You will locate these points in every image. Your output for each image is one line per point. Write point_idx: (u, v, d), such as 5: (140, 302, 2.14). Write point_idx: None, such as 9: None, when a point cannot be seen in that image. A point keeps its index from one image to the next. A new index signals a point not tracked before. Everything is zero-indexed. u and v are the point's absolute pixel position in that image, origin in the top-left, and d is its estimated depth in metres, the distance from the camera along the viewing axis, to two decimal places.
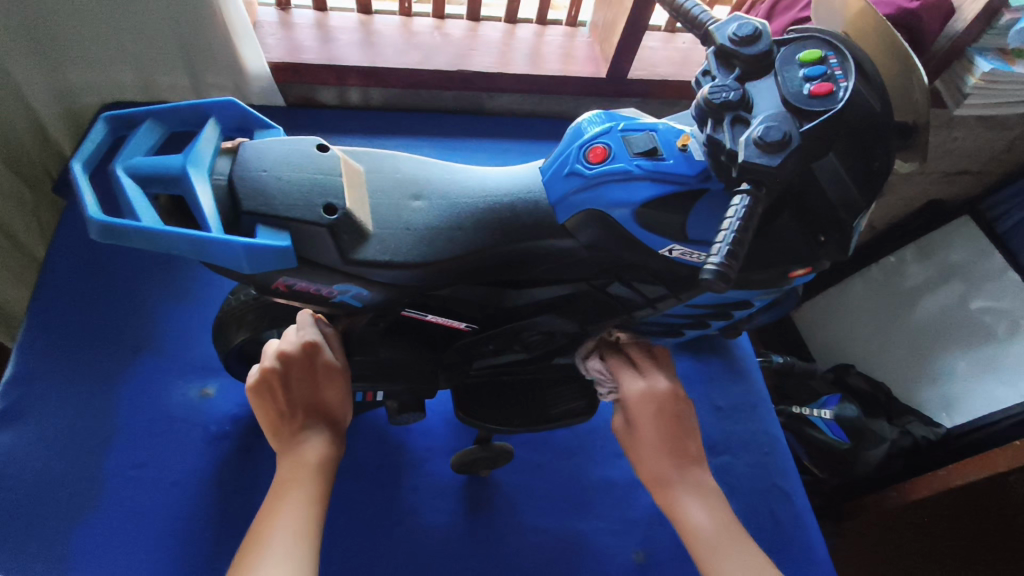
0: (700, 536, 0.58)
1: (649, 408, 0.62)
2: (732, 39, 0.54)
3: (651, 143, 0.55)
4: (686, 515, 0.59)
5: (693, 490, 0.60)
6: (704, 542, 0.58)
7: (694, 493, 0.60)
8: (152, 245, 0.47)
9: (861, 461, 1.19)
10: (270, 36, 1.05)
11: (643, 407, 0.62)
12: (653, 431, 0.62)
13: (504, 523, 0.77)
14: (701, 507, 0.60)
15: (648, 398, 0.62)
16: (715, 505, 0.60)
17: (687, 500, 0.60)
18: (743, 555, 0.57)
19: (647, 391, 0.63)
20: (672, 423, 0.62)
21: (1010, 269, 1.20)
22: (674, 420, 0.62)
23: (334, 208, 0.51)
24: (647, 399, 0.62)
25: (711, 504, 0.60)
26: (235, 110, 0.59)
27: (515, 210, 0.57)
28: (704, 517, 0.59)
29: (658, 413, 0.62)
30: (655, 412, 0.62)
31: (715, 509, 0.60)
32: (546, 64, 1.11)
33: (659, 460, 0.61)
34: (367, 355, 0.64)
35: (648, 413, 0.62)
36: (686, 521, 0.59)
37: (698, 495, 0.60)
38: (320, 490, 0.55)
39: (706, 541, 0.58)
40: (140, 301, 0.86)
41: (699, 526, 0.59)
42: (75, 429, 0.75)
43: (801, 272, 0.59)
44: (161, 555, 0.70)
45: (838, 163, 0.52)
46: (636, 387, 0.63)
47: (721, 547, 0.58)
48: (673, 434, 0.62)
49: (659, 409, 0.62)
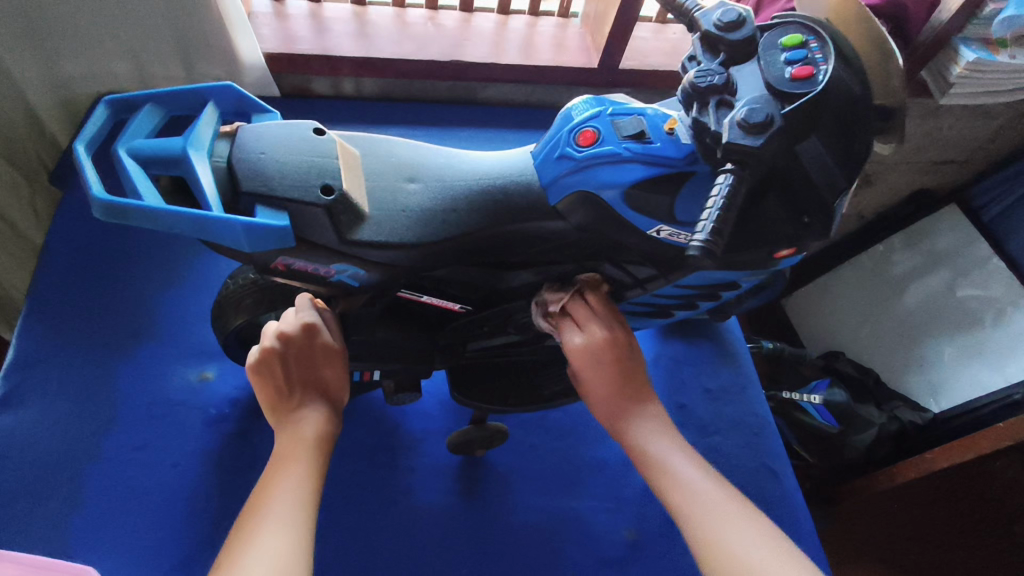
0: (653, 462, 0.57)
1: (590, 361, 0.61)
2: (717, 24, 0.55)
3: (639, 127, 0.57)
4: (638, 442, 0.59)
5: (647, 423, 0.60)
6: (655, 466, 0.57)
7: (646, 423, 0.60)
8: (154, 224, 0.48)
9: (849, 446, 1.21)
10: (265, 26, 1.06)
11: (583, 361, 0.61)
12: (601, 381, 0.61)
13: (499, 503, 0.79)
14: (654, 434, 0.59)
15: (588, 353, 0.61)
16: (669, 433, 0.59)
17: (640, 429, 0.59)
18: (695, 476, 0.55)
19: (585, 346, 0.61)
20: (617, 370, 0.61)
21: (995, 256, 1.22)
22: (618, 366, 0.61)
23: (331, 189, 0.52)
24: (586, 352, 0.60)
25: (667, 432, 0.59)
26: (233, 95, 0.60)
27: (507, 192, 0.59)
28: (655, 447, 0.58)
29: (600, 364, 0.60)
30: (595, 363, 0.60)
31: (670, 437, 0.59)
32: (538, 55, 1.12)
33: (608, 403, 0.61)
34: (364, 336, 0.66)
35: (589, 364, 0.60)
36: (640, 448, 0.58)
37: (649, 426, 0.59)
38: (318, 465, 0.56)
39: (657, 465, 0.57)
40: (139, 287, 0.87)
41: (650, 455, 0.58)
42: (77, 412, 0.77)
43: (787, 252, 0.61)
44: (163, 534, 0.72)
45: (822, 146, 0.54)
46: (575, 342, 0.61)
47: (674, 469, 0.56)
48: (619, 380, 0.61)
49: (601, 359, 0.60)
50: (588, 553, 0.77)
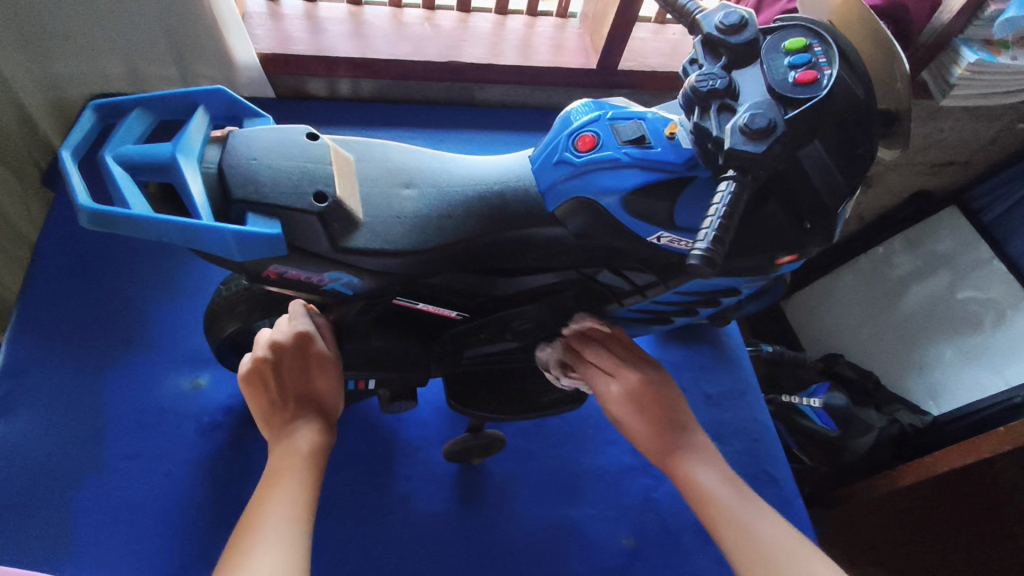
0: (706, 499, 0.56)
1: (630, 407, 0.60)
2: (719, 27, 0.54)
3: (639, 131, 0.56)
4: (695, 481, 0.57)
5: (698, 457, 0.58)
6: (707, 501, 0.56)
7: (698, 459, 0.58)
8: (142, 232, 0.47)
9: (848, 450, 1.20)
10: (259, 27, 1.04)
11: (624, 406, 0.60)
12: (642, 425, 0.60)
13: (496, 510, 0.78)
14: (709, 470, 0.57)
15: (626, 397, 0.60)
16: (717, 464, 0.58)
17: (693, 465, 0.57)
18: (737, 501, 0.55)
19: (623, 391, 0.60)
20: (660, 411, 0.60)
21: (996, 258, 1.22)
22: (660, 406, 0.60)
23: (324, 196, 0.51)
24: (624, 396, 0.60)
25: (715, 463, 0.58)
26: (224, 99, 0.59)
27: (505, 198, 0.58)
28: (714, 484, 0.56)
29: (643, 407, 0.60)
30: (637, 405, 0.60)
31: (719, 468, 0.58)
32: (536, 56, 1.11)
33: (656, 447, 0.59)
34: (358, 343, 0.65)
35: (630, 410, 0.60)
36: (697, 488, 0.56)
37: (702, 461, 0.58)
38: (311, 479, 0.55)
39: (710, 500, 0.55)
40: (131, 292, 0.86)
41: (708, 491, 0.56)
42: (68, 419, 0.76)
43: (788, 259, 0.60)
44: (154, 543, 0.71)
45: (824, 150, 0.52)
46: (612, 389, 0.61)
47: (719, 497, 0.56)
48: (662, 420, 0.59)
49: (639, 402, 0.60)
50: (586, 562, 0.76)
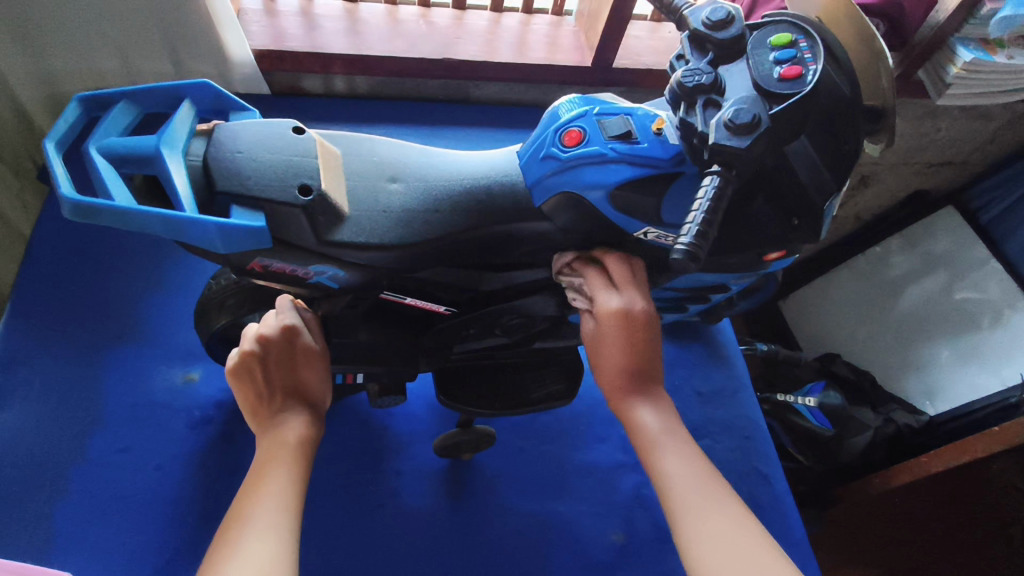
0: (648, 441, 0.55)
1: (621, 329, 0.55)
2: (705, 23, 0.54)
3: (626, 126, 0.56)
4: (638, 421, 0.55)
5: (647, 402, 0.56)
6: (652, 443, 0.55)
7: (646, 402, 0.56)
8: (125, 224, 0.47)
9: (845, 449, 1.19)
10: (254, 23, 1.04)
11: (614, 326, 0.55)
12: (618, 350, 0.55)
13: (486, 506, 0.78)
14: (656, 417, 0.56)
15: (622, 318, 0.55)
16: (667, 415, 0.56)
17: (640, 409, 0.56)
18: (696, 473, 0.53)
19: (622, 310, 0.55)
20: (642, 345, 0.56)
21: (992, 258, 1.22)
22: (643, 341, 0.56)
23: (309, 189, 0.51)
24: (617, 314, 0.55)
25: (663, 411, 0.56)
26: (211, 92, 0.59)
27: (492, 193, 0.58)
28: (656, 428, 0.55)
29: (632, 333, 0.55)
30: (628, 330, 0.55)
31: (668, 419, 0.56)
32: (531, 53, 1.11)
33: (616, 376, 0.56)
34: (347, 338, 0.64)
35: (620, 333, 0.55)
36: (637, 427, 0.55)
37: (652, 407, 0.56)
38: (300, 470, 0.55)
39: (652, 448, 0.54)
40: (124, 287, 0.86)
41: (651, 434, 0.55)
42: (59, 414, 0.76)
43: (776, 255, 0.60)
44: (144, 538, 0.71)
45: (809, 146, 0.53)
46: (612, 304, 0.55)
47: (668, 458, 0.53)
48: (638, 355, 0.56)
49: (631, 329, 0.55)
50: (575, 558, 0.76)
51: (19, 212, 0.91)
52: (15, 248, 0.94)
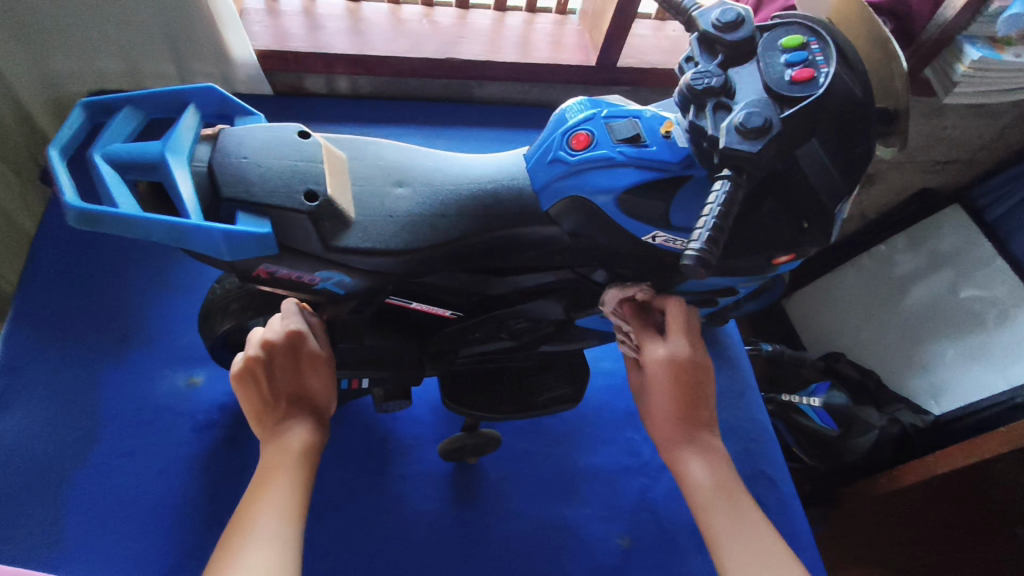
0: (702, 497, 0.56)
1: (668, 376, 0.58)
2: (715, 25, 0.53)
3: (634, 130, 0.55)
4: (688, 473, 0.57)
5: (700, 454, 0.58)
6: (703, 500, 0.56)
7: (700, 453, 0.58)
8: (130, 231, 0.47)
9: (849, 450, 1.18)
10: (257, 23, 1.04)
11: (662, 374, 0.58)
12: (667, 397, 0.58)
13: (492, 510, 0.77)
14: (709, 470, 0.57)
15: (669, 366, 0.58)
16: (720, 465, 0.58)
17: (691, 459, 0.58)
18: (751, 534, 0.54)
19: (668, 359, 0.58)
20: (689, 392, 0.58)
21: (998, 257, 1.21)
22: (692, 388, 0.58)
23: (315, 195, 0.51)
24: (665, 366, 0.58)
25: (718, 464, 0.58)
26: (215, 96, 0.59)
27: (498, 197, 0.57)
28: (708, 481, 0.56)
29: (678, 382, 0.58)
30: (674, 379, 0.58)
31: (721, 471, 0.57)
32: (535, 52, 1.10)
33: (668, 424, 0.59)
34: (352, 342, 0.64)
35: (666, 380, 0.58)
36: (688, 480, 0.57)
37: (705, 458, 0.57)
38: (304, 478, 0.55)
39: (703, 505, 0.56)
40: (128, 289, 0.86)
41: (704, 489, 0.56)
42: (65, 417, 0.76)
43: (785, 258, 0.59)
44: (150, 542, 0.71)
45: (820, 148, 0.52)
46: (658, 353, 0.58)
47: (718, 515, 0.55)
48: (686, 404, 0.58)
49: (679, 377, 0.58)
50: (580, 561, 0.75)
51: (20, 213, 0.92)
52: (19, 249, 0.94)
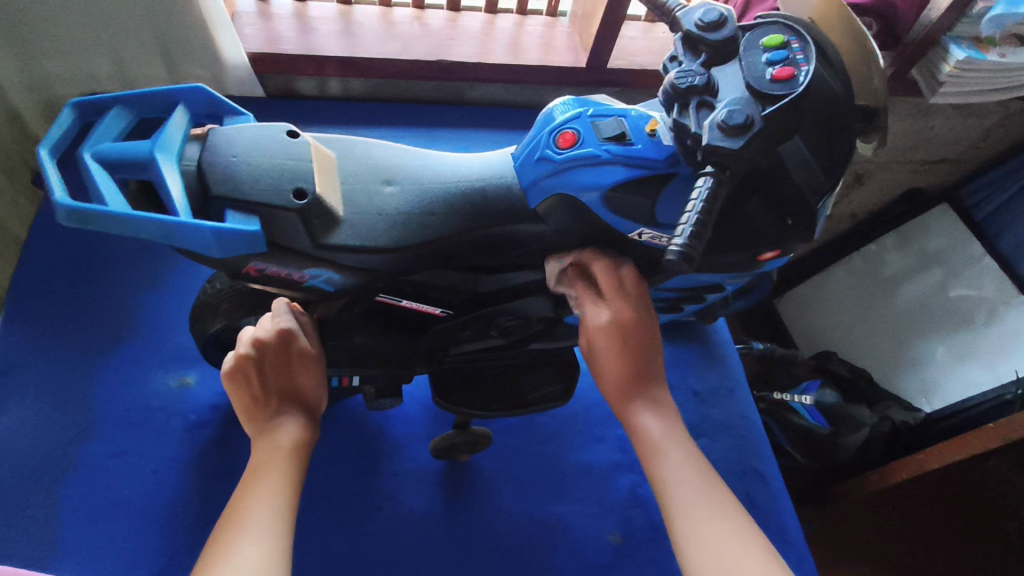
0: (654, 451, 0.55)
1: (611, 342, 0.57)
2: (698, 24, 0.54)
3: (619, 128, 0.56)
4: (640, 426, 0.56)
5: (651, 409, 0.57)
6: (655, 450, 0.55)
7: (649, 408, 0.57)
8: (120, 229, 0.48)
9: (841, 447, 1.19)
10: (249, 26, 1.04)
11: (606, 337, 0.57)
12: (612, 361, 0.57)
13: (483, 508, 0.78)
14: (661, 424, 0.56)
15: (613, 329, 0.56)
16: (671, 420, 0.57)
17: (642, 413, 0.57)
18: (700, 485, 0.53)
19: (611, 323, 0.56)
20: (635, 351, 0.57)
21: (987, 256, 1.22)
22: (638, 347, 0.57)
23: (304, 193, 0.51)
24: (608, 330, 0.56)
25: (666, 417, 0.57)
26: (205, 97, 0.59)
27: (486, 195, 0.58)
28: (658, 432, 0.56)
29: (621, 344, 0.57)
30: (618, 340, 0.57)
31: (671, 426, 0.56)
32: (525, 54, 1.11)
33: (615, 383, 0.57)
34: (341, 342, 0.64)
35: (609, 345, 0.57)
36: (639, 434, 0.56)
37: (654, 413, 0.57)
38: (295, 474, 0.55)
39: (655, 457, 0.55)
40: (120, 290, 0.86)
41: (653, 440, 0.56)
42: (55, 418, 0.76)
43: (771, 255, 0.60)
44: (142, 542, 0.71)
45: (803, 146, 0.52)
46: (601, 319, 0.57)
47: (669, 464, 0.54)
48: (633, 362, 0.57)
49: (623, 339, 0.57)
50: (572, 558, 0.76)
51: (12, 216, 0.92)
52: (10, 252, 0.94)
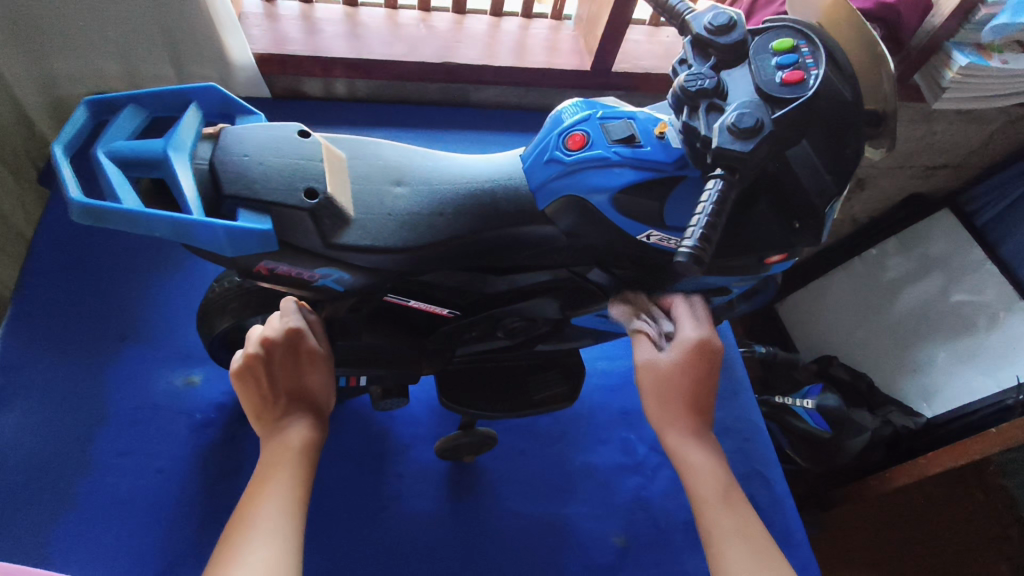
0: (697, 483, 0.57)
1: (697, 359, 0.59)
2: (707, 28, 0.55)
3: (629, 130, 0.56)
4: (688, 458, 0.58)
5: (699, 441, 0.59)
6: (700, 484, 0.57)
7: (699, 441, 0.59)
8: (134, 228, 0.48)
9: (842, 450, 1.18)
10: (255, 27, 1.05)
11: (691, 355, 0.58)
12: (687, 383, 0.59)
13: (487, 509, 0.78)
14: (707, 457, 0.58)
15: (701, 350, 0.59)
16: (715, 455, 0.59)
17: (691, 446, 0.58)
18: (741, 521, 0.55)
19: (703, 342, 0.59)
20: (704, 379, 0.59)
21: (988, 261, 1.23)
22: (708, 376, 0.59)
23: (315, 192, 0.52)
24: (703, 347, 0.58)
25: (713, 452, 0.59)
26: (217, 96, 0.59)
27: (496, 197, 0.58)
28: (705, 467, 0.57)
29: (705, 365, 0.59)
30: (700, 362, 0.59)
31: (718, 457, 0.59)
32: (530, 57, 1.11)
33: (677, 410, 0.59)
34: (350, 340, 0.65)
35: (694, 361, 0.58)
36: (686, 465, 0.58)
37: (703, 447, 0.58)
38: (305, 473, 0.55)
39: (702, 489, 0.57)
40: (126, 289, 0.86)
41: (699, 475, 0.57)
42: (61, 416, 0.76)
43: (778, 257, 0.60)
44: (147, 541, 0.71)
45: (811, 150, 0.54)
46: (693, 336, 0.59)
47: (713, 502, 0.56)
48: (704, 386, 0.59)
49: (704, 360, 0.59)
50: (577, 559, 0.76)
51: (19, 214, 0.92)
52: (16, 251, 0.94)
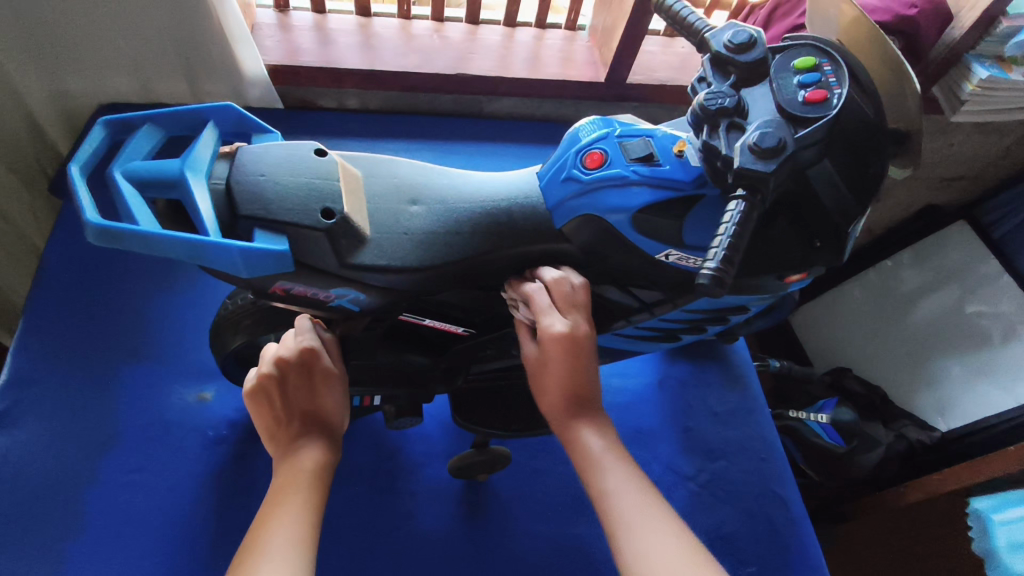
0: (590, 460, 0.54)
1: (562, 353, 0.54)
2: (727, 45, 0.54)
3: (648, 149, 0.56)
4: (580, 437, 0.55)
5: (592, 425, 0.55)
6: (590, 461, 0.54)
7: (591, 424, 0.55)
8: (148, 249, 0.47)
9: (856, 466, 1.17)
10: (269, 38, 1.05)
11: (557, 349, 0.54)
12: (559, 374, 0.55)
13: (500, 529, 0.77)
14: (603, 441, 0.55)
15: (566, 342, 0.54)
16: (611, 438, 0.55)
17: (584, 428, 0.55)
18: (640, 496, 0.52)
19: (565, 335, 0.54)
20: (579, 368, 0.55)
21: (1005, 273, 1.19)
22: (586, 362, 0.55)
23: (332, 213, 0.51)
24: (565, 344, 0.54)
25: (607, 434, 0.56)
26: (233, 115, 0.59)
27: (512, 216, 0.58)
28: (598, 448, 0.54)
29: (572, 356, 0.54)
30: (567, 354, 0.54)
31: (613, 445, 0.55)
32: (545, 68, 1.11)
33: (559, 395, 0.55)
34: (363, 359, 0.65)
35: (559, 356, 0.54)
36: (580, 444, 0.55)
37: (596, 429, 0.55)
38: (318, 498, 0.54)
39: (592, 465, 0.54)
40: (140, 302, 0.86)
41: (591, 453, 0.54)
42: (73, 432, 0.76)
43: (796, 277, 0.59)
44: (159, 560, 0.70)
45: (833, 168, 0.52)
46: (557, 329, 0.54)
47: (610, 475, 0.53)
48: (580, 374, 0.55)
49: (571, 353, 0.54)
50: None
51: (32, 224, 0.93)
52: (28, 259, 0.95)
